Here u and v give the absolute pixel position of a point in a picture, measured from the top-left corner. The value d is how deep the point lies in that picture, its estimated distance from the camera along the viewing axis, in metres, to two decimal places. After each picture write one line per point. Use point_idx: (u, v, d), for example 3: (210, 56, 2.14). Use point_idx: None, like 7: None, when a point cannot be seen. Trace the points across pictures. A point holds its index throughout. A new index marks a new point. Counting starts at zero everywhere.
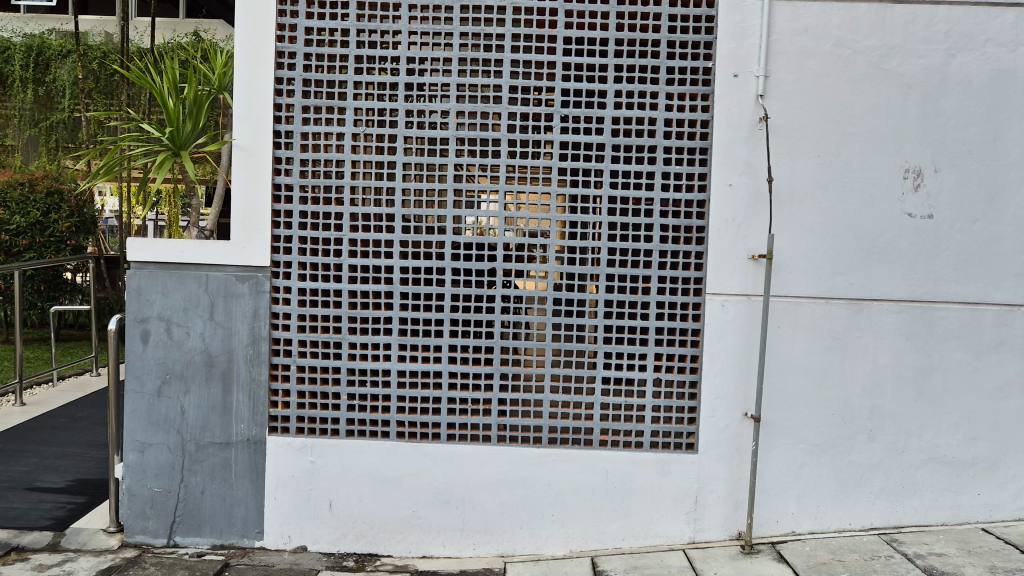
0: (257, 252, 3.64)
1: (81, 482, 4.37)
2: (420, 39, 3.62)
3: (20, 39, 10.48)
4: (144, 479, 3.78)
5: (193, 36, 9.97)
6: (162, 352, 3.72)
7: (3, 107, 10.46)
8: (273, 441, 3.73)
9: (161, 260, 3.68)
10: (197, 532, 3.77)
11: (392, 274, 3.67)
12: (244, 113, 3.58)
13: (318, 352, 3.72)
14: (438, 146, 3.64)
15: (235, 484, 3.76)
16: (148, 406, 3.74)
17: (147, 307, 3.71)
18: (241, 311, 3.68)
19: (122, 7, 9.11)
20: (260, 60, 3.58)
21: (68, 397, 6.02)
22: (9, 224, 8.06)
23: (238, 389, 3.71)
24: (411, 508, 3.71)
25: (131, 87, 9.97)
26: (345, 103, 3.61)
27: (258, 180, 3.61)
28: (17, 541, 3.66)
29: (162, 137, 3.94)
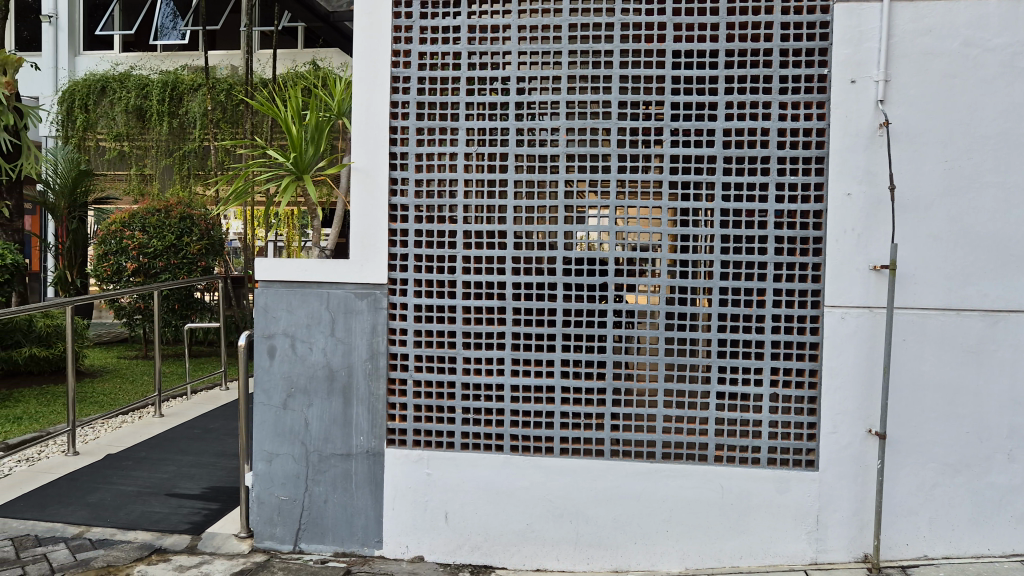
0: (375, 270, 3.79)
1: (215, 489, 4.63)
2: (530, 58, 3.68)
3: (158, 77, 11.19)
4: (271, 487, 3.97)
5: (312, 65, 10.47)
6: (287, 366, 3.91)
7: (143, 139, 11.25)
8: (391, 454, 3.85)
9: (287, 278, 3.87)
10: (321, 539, 3.93)
11: (505, 290, 3.74)
12: (362, 138, 3.75)
13: (434, 367, 3.82)
14: (549, 162, 3.69)
15: (355, 495, 3.90)
16: (274, 418, 3.94)
17: (274, 323, 3.91)
18: (361, 327, 3.83)
19: (246, 41, 9.67)
20: (377, 88, 3.74)
21: (201, 410, 6.38)
22: (148, 247, 8.61)
23: (358, 402, 3.86)
24: (525, 521, 3.75)
25: (256, 116, 10.57)
26: (457, 123, 3.72)
27: (375, 200, 3.76)
28: (159, 544, 3.94)
29: (287, 162, 4.14)
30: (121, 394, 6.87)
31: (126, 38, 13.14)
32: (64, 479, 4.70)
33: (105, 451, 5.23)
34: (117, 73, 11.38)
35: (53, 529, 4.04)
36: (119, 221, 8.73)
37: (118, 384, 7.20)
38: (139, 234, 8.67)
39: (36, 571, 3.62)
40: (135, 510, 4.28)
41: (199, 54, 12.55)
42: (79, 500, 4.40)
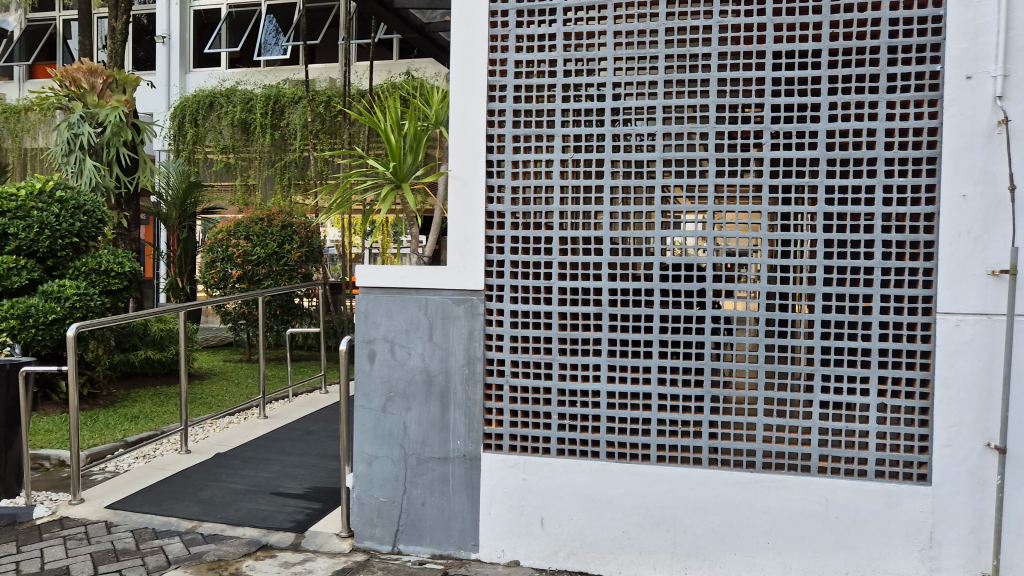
0: (472, 276, 3.84)
1: (317, 489, 4.77)
2: (626, 64, 3.67)
3: (262, 91, 11.67)
4: (371, 489, 4.06)
5: (406, 75, 10.70)
6: (387, 371, 4.00)
7: (247, 151, 11.71)
8: (488, 458, 3.89)
9: (386, 285, 3.97)
10: (419, 541, 4.00)
11: (602, 296, 3.73)
12: (459, 147, 3.82)
13: (530, 373, 3.84)
14: (645, 168, 3.66)
15: (453, 498, 3.95)
16: (374, 421, 4.03)
17: (374, 329, 4.01)
18: (458, 332, 3.89)
19: (344, 54, 9.97)
20: (474, 98, 3.80)
21: (303, 412, 6.59)
22: (252, 254, 8.96)
23: (455, 406, 3.92)
24: (621, 528, 3.73)
25: (354, 126, 10.87)
26: (553, 130, 3.74)
27: (473, 208, 3.81)
28: (266, 540, 4.09)
29: (386, 171, 4.23)
30: (228, 395, 7.16)
31: (233, 55, 13.73)
32: (178, 476, 4.94)
33: (214, 450, 5.47)
34: (224, 89, 11.91)
35: (168, 523, 4.26)
36: (225, 230, 9.12)
37: (225, 386, 7.51)
38: (244, 242, 9.02)
39: (154, 562, 3.83)
40: (242, 508, 4.46)
41: (299, 68, 13.01)
42: (192, 495, 4.62)
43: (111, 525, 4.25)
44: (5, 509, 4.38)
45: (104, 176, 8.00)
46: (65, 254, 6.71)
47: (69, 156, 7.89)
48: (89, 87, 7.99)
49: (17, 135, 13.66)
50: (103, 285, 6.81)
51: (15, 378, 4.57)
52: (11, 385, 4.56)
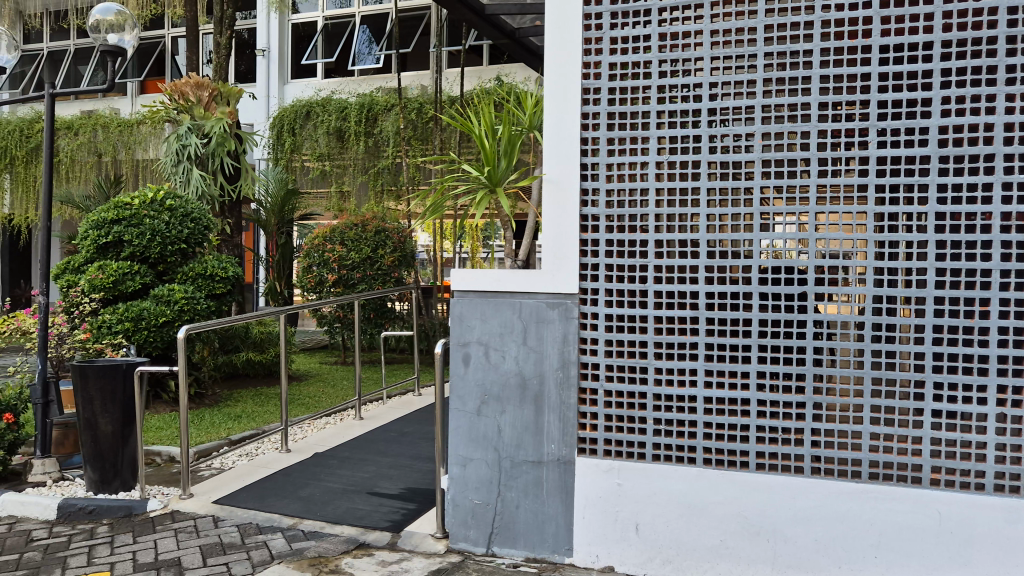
0: (567, 280, 3.84)
1: (412, 490, 4.85)
2: (723, 63, 3.60)
3: (356, 99, 11.96)
4: (466, 491, 4.11)
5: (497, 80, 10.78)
6: (482, 373, 4.04)
7: (342, 158, 12.00)
8: (582, 462, 3.87)
9: (481, 288, 4.01)
10: (513, 544, 4.01)
11: (698, 300, 3.67)
12: (554, 151, 3.83)
13: (625, 377, 3.80)
14: (743, 169, 3.58)
15: (546, 501, 3.95)
16: (469, 424, 4.08)
17: (468, 332, 4.05)
18: (553, 336, 3.89)
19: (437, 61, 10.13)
20: (568, 102, 3.81)
21: (397, 414, 6.71)
22: (347, 259, 9.21)
23: (550, 410, 3.91)
24: (719, 537, 3.65)
25: (446, 132, 11.02)
26: (648, 132, 3.70)
27: (567, 211, 3.82)
28: (364, 538, 4.19)
29: (481, 176, 4.28)
30: (324, 396, 7.37)
31: (328, 65, 14.16)
32: (280, 474, 5.10)
33: (313, 449, 5.63)
34: (320, 98, 12.27)
35: (271, 519, 4.40)
36: (321, 235, 9.41)
37: (321, 387, 7.73)
38: (339, 247, 9.28)
39: (258, 557, 3.96)
40: (340, 506, 4.57)
41: (392, 76, 13.30)
42: (293, 493, 4.76)
43: (218, 520, 4.43)
44: (122, 502, 4.62)
45: (209, 185, 8.32)
46: (174, 260, 7.02)
47: (178, 167, 8.31)
48: (196, 100, 8.38)
49: (130, 148, 14.42)
50: (208, 289, 7.11)
51: (131, 377, 4.81)
52: (127, 384, 4.80)
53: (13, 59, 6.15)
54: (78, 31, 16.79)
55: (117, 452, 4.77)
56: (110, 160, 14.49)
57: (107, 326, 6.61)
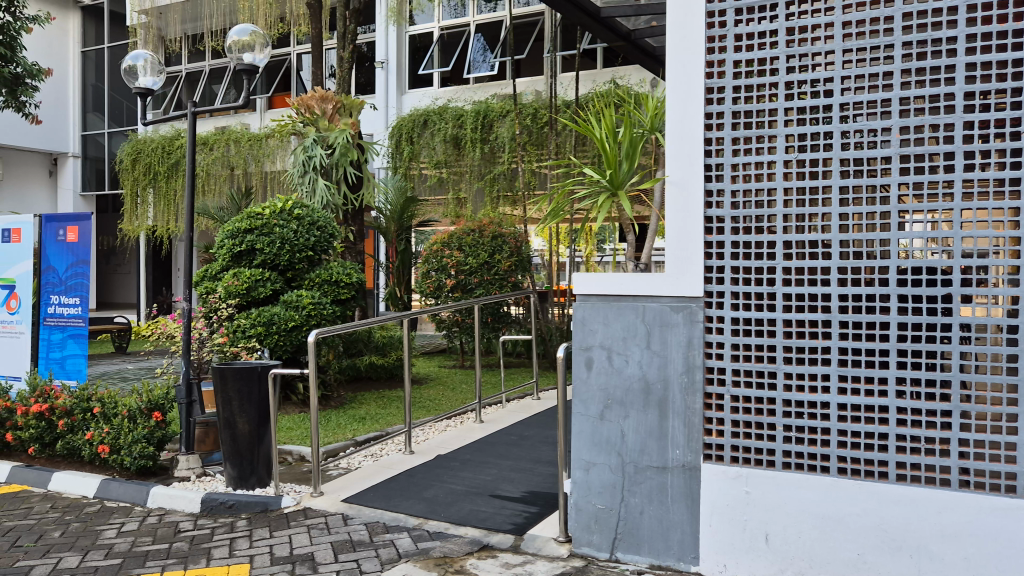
0: (691, 284, 3.77)
1: (533, 494, 4.87)
2: (856, 55, 3.44)
3: (472, 107, 12.14)
4: (589, 496, 4.10)
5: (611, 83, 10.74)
6: (605, 378, 4.03)
7: (459, 165, 12.19)
8: (708, 468, 3.79)
9: (604, 292, 4.01)
10: (637, 550, 3.96)
11: (831, 302, 3.52)
12: (677, 153, 3.79)
13: (753, 382, 3.70)
14: (879, 165, 3.41)
15: (671, 508, 3.89)
16: (592, 428, 4.07)
17: (591, 336, 4.06)
18: (677, 340, 3.82)
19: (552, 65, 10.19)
20: (691, 102, 3.76)
21: (516, 417, 6.76)
22: (466, 265, 9.36)
23: (674, 415, 3.85)
24: (856, 551, 3.48)
25: (561, 136, 11.04)
26: (776, 130, 3.59)
27: (691, 213, 3.76)
28: (487, 540, 4.24)
29: (602, 179, 4.26)
30: (444, 399, 7.50)
31: (444, 74, 14.47)
32: (404, 475, 5.23)
33: (435, 452, 5.74)
34: (437, 107, 12.54)
35: (398, 519, 4.52)
36: (439, 242, 9.59)
37: (442, 391, 7.88)
38: (457, 253, 9.43)
39: (387, 555, 4.07)
40: (464, 508, 4.64)
41: (506, 82, 13.45)
42: (418, 494, 4.87)
43: (347, 518, 4.59)
44: (259, 497, 4.84)
45: (334, 195, 8.65)
46: (301, 267, 7.32)
47: (304, 177, 8.67)
48: (321, 113, 8.78)
49: (260, 160, 15.14)
50: (334, 295, 7.38)
51: (265, 379, 5.06)
52: (262, 385, 5.05)
53: (161, 82, 6.60)
54: (212, 52, 17.80)
55: (253, 450, 5.01)
56: (242, 173, 15.28)
57: (242, 330, 6.95)
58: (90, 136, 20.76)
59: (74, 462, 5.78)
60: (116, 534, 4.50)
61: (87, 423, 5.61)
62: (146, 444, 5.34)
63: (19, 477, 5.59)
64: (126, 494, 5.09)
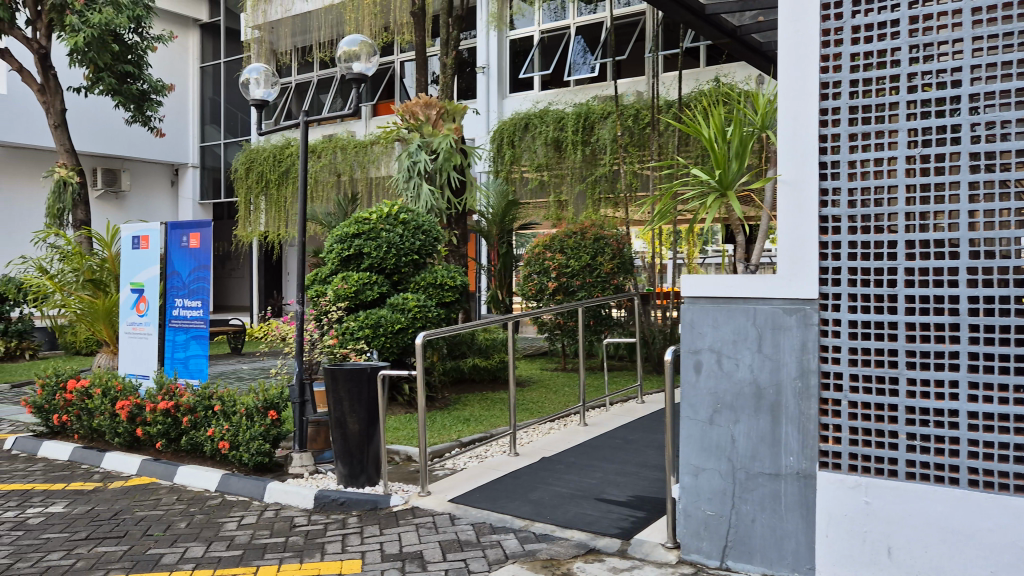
0: (806, 286, 3.65)
1: (640, 498, 4.81)
2: (987, 43, 3.25)
3: (573, 110, 12.11)
4: (698, 501, 4.02)
5: (715, 81, 10.54)
6: (714, 381, 3.95)
7: (560, 168, 12.19)
8: (825, 477, 3.65)
9: (714, 294, 3.94)
10: (749, 559, 3.86)
11: (959, 305, 3.33)
12: (789, 151, 3.68)
13: (872, 388, 3.54)
14: (1013, 158, 3.21)
15: (785, 517, 3.77)
16: (701, 433, 4.00)
17: (699, 339, 3.99)
18: (790, 343, 3.71)
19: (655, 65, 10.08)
20: (804, 98, 3.65)
21: (621, 421, 6.71)
22: (568, 267, 9.36)
23: (788, 421, 3.73)
24: (990, 568, 3.28)
25: (664, 137, 10.92)
26: (897, 124, 3.44)
27: (805, 212, 3.64)
28: (594, 544, 4.21)
29: (711, 180, 4.18)
30: (548, 402, 7.53)
31: (545, 77, 14.56)
32: (510, 477, 5.27)
33: (540, 454, 5.76)
34: (538, 111, 12.58)
35: (504, 520, 4.55)
36: (541, 244, 9.65)
37: (545, 393, 7.90)
38: (559, 255, 9.46)
39: (494, 555, 4.11)
40: (570, 511, 4.64)
41: (607, 84, 13.40)
42: (524, 496, 4.89)
43: (454, 518, 4.65)
44: (368, 495, 4.96)
45: (438, 199, 8.78)
46: (407, 271, 7.48)
47: (409, 182, 8.85)
48: (425, 119, 8.96)
49: (365, 167, 15.52)
50: (438, 298, 7.51)
51: (375, 380, 5.18)
52: (371, 386, 5.17)
53: (275, 93, 6.86)
54: (320, 63, 18.41)
55: (363, 449, 5.14)
56: (348, 179, 15.74)
57: (350, 331, 7.15)
58: (208, 147, 21.89)
59: (197, 457, 6.08)
60: (236, 526, 4.71)
61: (209, 420, 5.89)
62: (263, 441, 5.55)
63: (148, 470, 5.92)
64: (245, 489, 5.32)
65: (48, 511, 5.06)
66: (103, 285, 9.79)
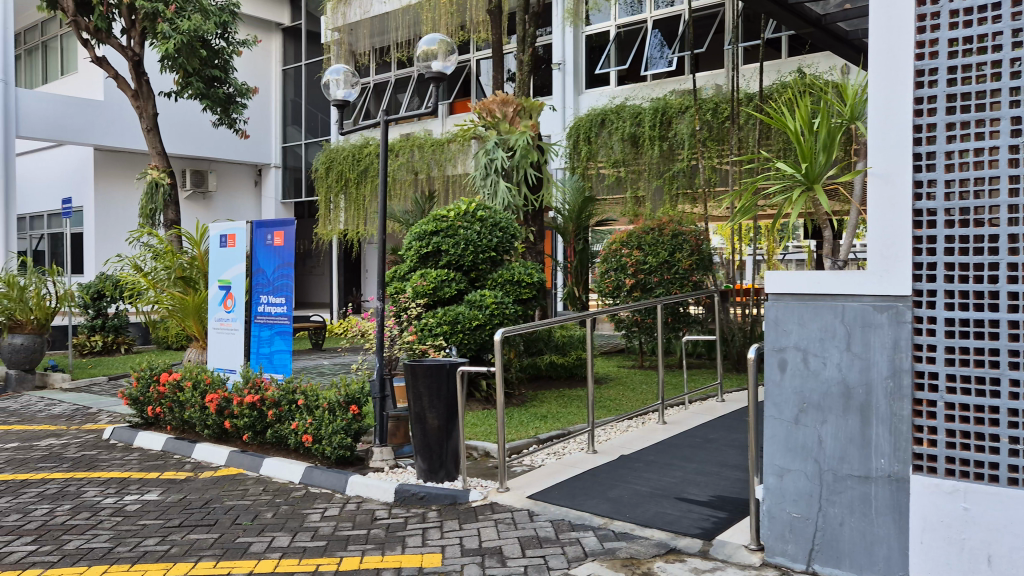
0: (898, 282, 3.52)
1: (721, 498, 4.73)
2: None
3: (650, 105, 11.97)
4: (783, 503, 3.93)
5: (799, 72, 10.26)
6: (800, 381, 3.85)
7: (636, 164, 12.08)
8: (918, 481, 3.50)
9: (800, 291, 3.84)
10: (837, 563, 3.75)
11: None
12: (881, 142, 3.57)
13: (970, 390, 3.37)
14: None
15: (876, 521, 3.64)
16: (786, 433, 3.91)
17: (785, 337, 3.90)
18: (881, 342, 3.59)
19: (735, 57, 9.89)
20: (898, 87, 3.52)
21: (701, 419, 6.61)
22: (645, 264, 9.27)
23: (878, 422, 3.61)
24: None
25: (744, 131, 10.71)
26: (999, 112, 3.27)
27: (897, 206, 3.52)
28: (674, 543, 4.16)
29: (797, 174, 4.08)
30: (625, 399, 7.46)
31: (621, 72, 14.47)
32: (588, 474, 5.24)
33: (619, 452, 5.72)
34: (614, 106, 12.47)
35: (583, 517, 4.54)
36: (618, 241, 9.59)
37: (622, 391, 7.84)
38: (636, 252, 9.39)
39: (573, 552, 4.09)
40: (650, 510, 4.59)
41: (685, 77, 13.21)
42: (602, 494, 4.87)
43: (533, 514, 4.66)
44: (447, 490, 5.02)
45: (515, 196, 8.80)
46: (484, 268, 7.53)
47: (487, 180, 8.90)
48: (502, 116, 8.98)
49: (442, 165, 15.70)
50: (516, 294, 7.54)
51: (453, 376, 5.23)
52: (450, 382, 5.23)
53: (354, 93, 6.98)
54: (398, 63, 18.69)
55: (442, 444, 5.21)
56: (425, 177, 15.96)
57: (429, 328, 7.23)
58: (289, 148, 22.49)
59: (282, 449, 6.25)
60: (320, 518, 4.82)
61: (293, 414, 6.06)
62: (344, 435, 5.67)
63: (235, 461, 6.12)
64: (328, 481, 5.44)
65: (144, 498, 5.28)
66: (193, 283, 10.17)
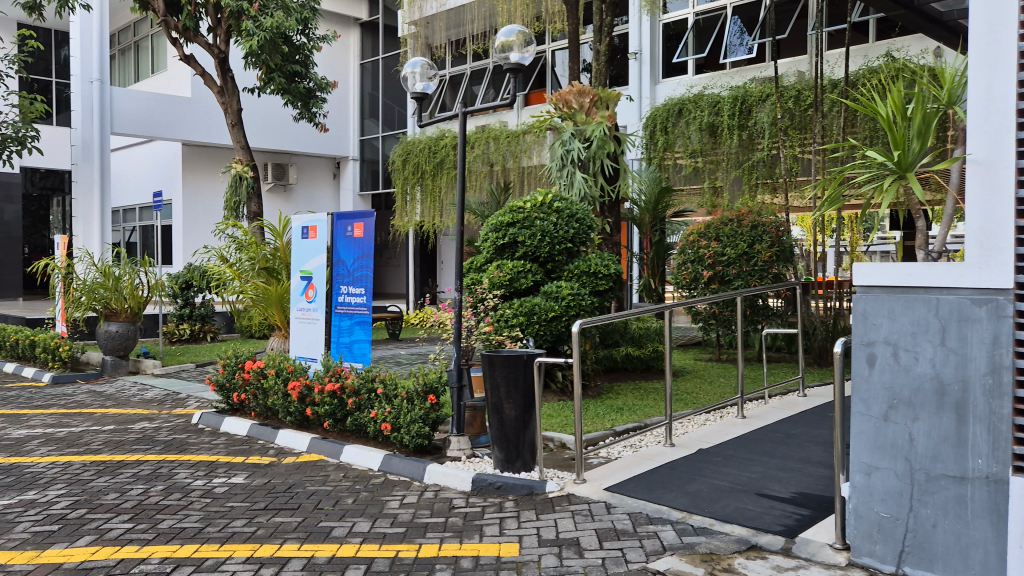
0: (998, 274, 3.37)
1: (804, 496, 4.62)
2: None
3: (729, 93, 11.73)
4: (871, 502, 3.81)
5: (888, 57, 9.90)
6: (890, 376, 3.72)
7: (715, 154, 11.88)
8: (1018, 483, 3.34)
9: (890, 284, 3.71)
10: (929, 567, 3.61)
11: None
12: (981, 127, 3.42)
13: None
14: None
15: (972, 524, 3.49)
16: (875, 429, 3.79)
17: (874, 331, 3.78)
18: (979, 337, 3.44)
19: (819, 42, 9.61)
20: (999, 71, 3.36)
21: (782, 415, 6.46)
22: (724, 255, 9.11)
23: (975, 420, 3.46)
24: None
25: (828, 118, 10.40)
26: None
27: (998, 195, 3.36)
28: (756, 540, 4.08)
29: (889, 163, 3.93)
30: (702, 393, 7.36)
31: (699, 61, 14.21)
32: (666, 468, 5.19)
33: (697, 446, 5.64)
34: (692, 95, 12.24)
35: (661, 511, 4.49)
36: (696, 232, 9.47)
37: (700, 384, 7.74)
38: (714, 243, 9.24)
39: (651, 546, 4.06)
40: (729, 505, 4.51)
41: (766, 64, 12.90)
42: (681, 487, 4.81)
43: (610, 506, 4.64)
44: (524, 480, 5.04)
45: (591, 187, 8.75)
46: (560, 259, 7.53)
47: (563, 171, 8.88)
48: (579, 107, 8.96)
49: (516, 156, 15.75)
50: (592, 286, 7.52)
51: (530, 367, 5.23)
52: (527, 374, 5.22)
53: (433, 85, 7.02)
54: (473, 55, 18.78)
55: (519, 435, 5.23)
56: (500, 168, 16.04)
57: (505, 319, 7.26)
58: (366, 141, 22.89)
59: (361, 436, 6.38)
60: (399, 505, 4.90)
61: (372, 402, 6.18)
62: (422, 423, 5.75)
63: (317, 447, 6.28)
64: (407, 469, 5.53)
65: (232, 481, 5.47)
66: (276, 273, 10.46)
